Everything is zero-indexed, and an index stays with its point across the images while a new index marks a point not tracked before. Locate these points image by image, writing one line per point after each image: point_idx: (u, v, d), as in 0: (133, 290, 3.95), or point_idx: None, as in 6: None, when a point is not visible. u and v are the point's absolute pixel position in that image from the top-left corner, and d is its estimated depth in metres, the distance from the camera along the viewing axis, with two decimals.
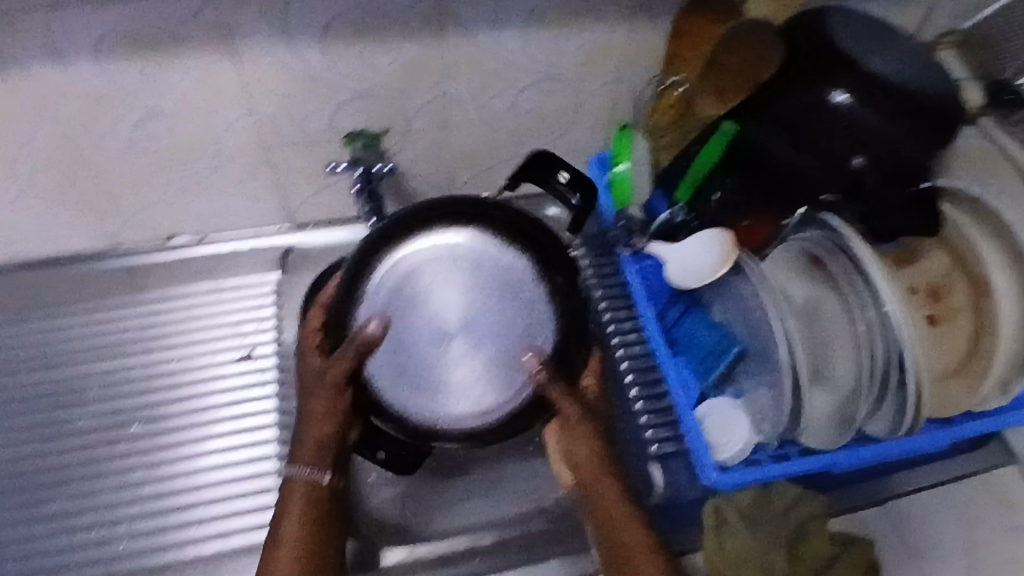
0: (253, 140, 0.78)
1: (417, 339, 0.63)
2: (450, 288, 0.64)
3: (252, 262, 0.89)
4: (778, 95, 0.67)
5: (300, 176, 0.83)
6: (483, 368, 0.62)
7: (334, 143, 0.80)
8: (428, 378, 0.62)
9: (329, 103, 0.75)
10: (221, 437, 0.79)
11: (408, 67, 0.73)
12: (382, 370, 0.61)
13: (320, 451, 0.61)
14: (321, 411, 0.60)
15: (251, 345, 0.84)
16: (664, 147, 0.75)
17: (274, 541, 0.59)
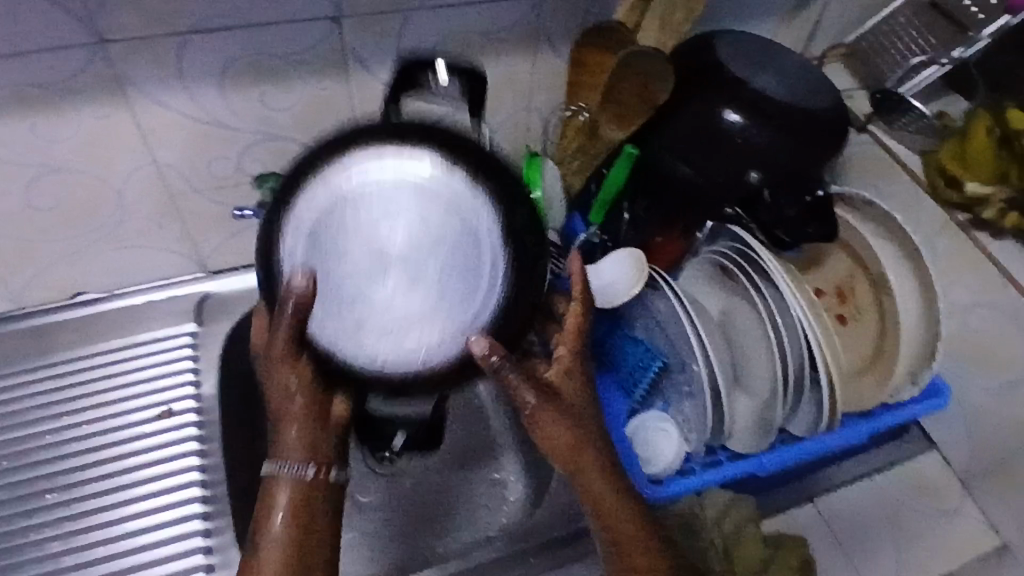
0: (155, 192, 0.76)
1: (343, 282, 0.45)
2: (369, 208, 0.46)
3: (169, 316, 0.85)
4: (677, 122, 0.68)
5: (210, 225, 0.81)
6: (439, 296, 0.45)
7: (241, 189, 0.79)
8: (374, 323, 0.44)
9: (234, 150, 0.74)
10: (140, 499, 0.76)
11: (310, 104, 0.72)
12: (322, 327, 0.45)
13: (302, 442, 0.49)
14: (284, 395, 0.48)
15: (168, 401, 0.81)
16: (575, 171, 0.75)
17: (255, 550, 0.49)
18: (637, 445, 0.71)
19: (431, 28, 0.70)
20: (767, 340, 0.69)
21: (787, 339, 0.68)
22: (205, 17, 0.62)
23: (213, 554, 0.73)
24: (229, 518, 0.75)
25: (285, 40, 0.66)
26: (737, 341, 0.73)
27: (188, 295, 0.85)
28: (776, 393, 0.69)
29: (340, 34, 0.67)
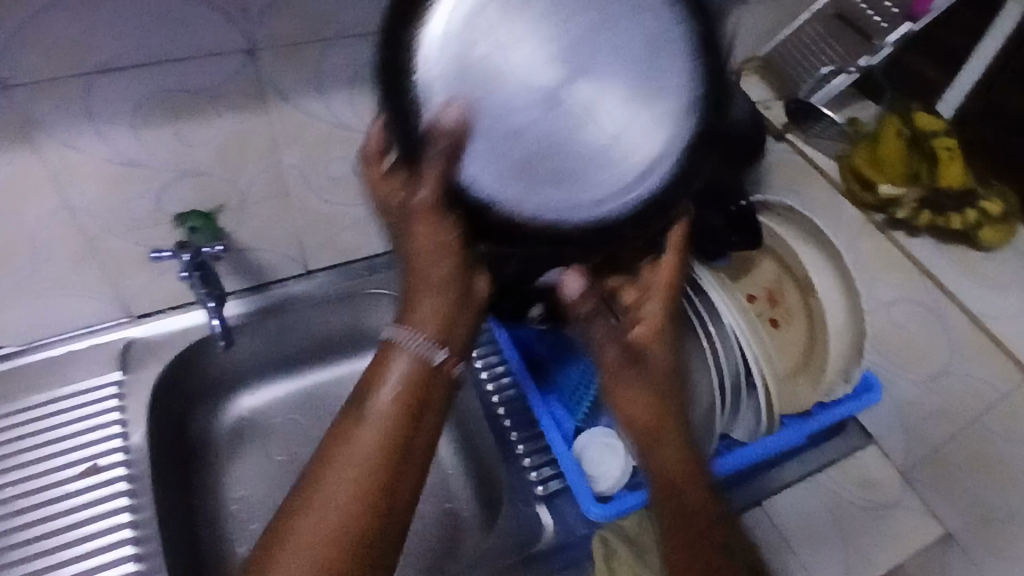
0: (69, 238, 0.72)
1: (529, 109, 0.52)
2: (504, 32, 0.50)
3: (94, 366, 0.81)
4: None
5: (132, 268, 0.78)
6: (621, 125, 0.53)
7: (163, 230, 0.75)
8: (534, 159, 0.53)
9: (152, 190, 0.72)
10: (66, 564, 0.71)
11: (229, 137, 0.70)
12: (477, 165, 0.52)
13: (439, 308, 0.51)
14: (429, 249, 0.51)
15: (95, 456, 0.77)
16: None
17: (361, 407, 0.47)
18: (583, 461, 0.72)
19: (349, 57, 0.69)
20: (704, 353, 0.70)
21: (723, 351, 0.69)
22: (110, 56, 0.60)
23: None
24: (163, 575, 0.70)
25: (197, 74, 0.64)
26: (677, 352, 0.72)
27: (112, 342, 0.82)
28: (716, 405, 0.69)
29: (255, 66, 0.66)
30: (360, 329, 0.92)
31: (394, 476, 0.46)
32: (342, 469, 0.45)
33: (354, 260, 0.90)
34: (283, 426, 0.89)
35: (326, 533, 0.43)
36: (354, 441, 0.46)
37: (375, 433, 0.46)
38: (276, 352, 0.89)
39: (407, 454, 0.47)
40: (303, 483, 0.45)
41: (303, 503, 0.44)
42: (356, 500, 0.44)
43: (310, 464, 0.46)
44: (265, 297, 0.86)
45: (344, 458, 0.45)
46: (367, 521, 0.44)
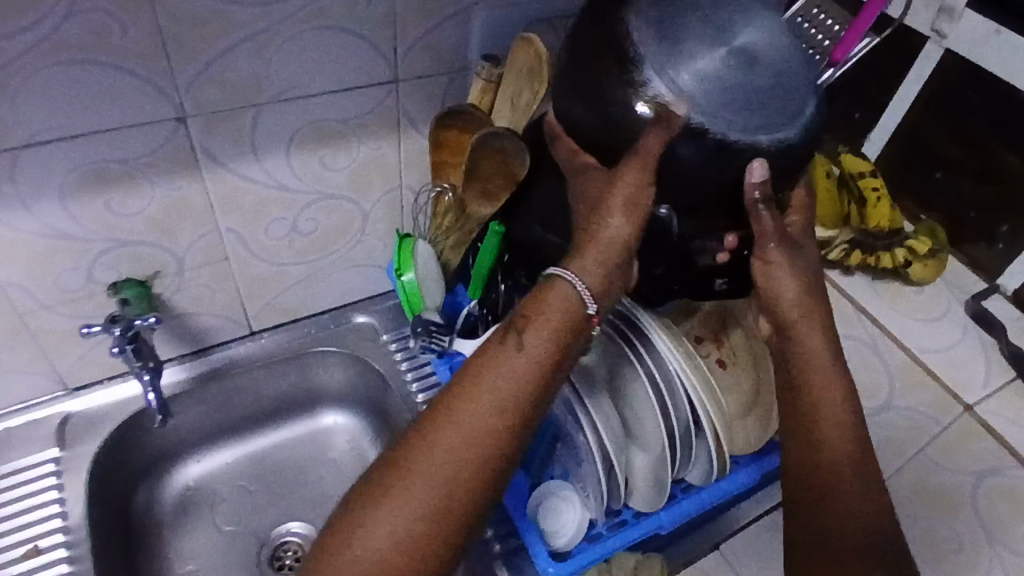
0: None
1: (719, 82, 0.54)
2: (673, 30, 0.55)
3: (27, 445, 0.76)
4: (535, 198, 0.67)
5: (66, 341, 0.74)
6: (781, 87, 0.55)
7: (97, 299, 0.72)
8: (745, 109, 0.54)
9: (86, 260, 0.69)
10: None
11: (165, 201, 0.69)
12: (690, 104, 0.53)
13: (607, 260, 0.55)
14: (615, 236, 0.55)
15: (34, 538, 0.71)
16: (452, 247, 0.78)
17: (513, 344, 0.53)
18: (539, 518, 0.70)
19: (288, 119, 0.69)
20: (652, 403, 0.71)
21: (672, 401, 0.71)
22: (40, 129, 0.59)
23: None
24: None
25: (131, 144, 0.63)
26: (628, 402, 0.73)
27: (48, 419, 0.77)
28: (668, 452, 0.70)
29: (189, 133, 0.65)
30: (308, 387, 0.91)
31: (528, 414, 0.53)
32: (490, 382, 0.53)
33: (298, 319, 0.89)
34: (231, 494, 0.86)
35: (463, 446, 0.51)
36: (501, 375, 0.53)
37: (520, 371, 0.53)
38: (219, 419, 0.86)
39: (540, 397, 0.53)
40: (451, 399, 0.53)
41: (447, 420, 0.52)
42: (494, 429, 0.52)
43: (457, 380, 0.54)
44: (205, 361, 0.84)
45: (492, 386, 0.52)
46: (497, 449, 0.52)
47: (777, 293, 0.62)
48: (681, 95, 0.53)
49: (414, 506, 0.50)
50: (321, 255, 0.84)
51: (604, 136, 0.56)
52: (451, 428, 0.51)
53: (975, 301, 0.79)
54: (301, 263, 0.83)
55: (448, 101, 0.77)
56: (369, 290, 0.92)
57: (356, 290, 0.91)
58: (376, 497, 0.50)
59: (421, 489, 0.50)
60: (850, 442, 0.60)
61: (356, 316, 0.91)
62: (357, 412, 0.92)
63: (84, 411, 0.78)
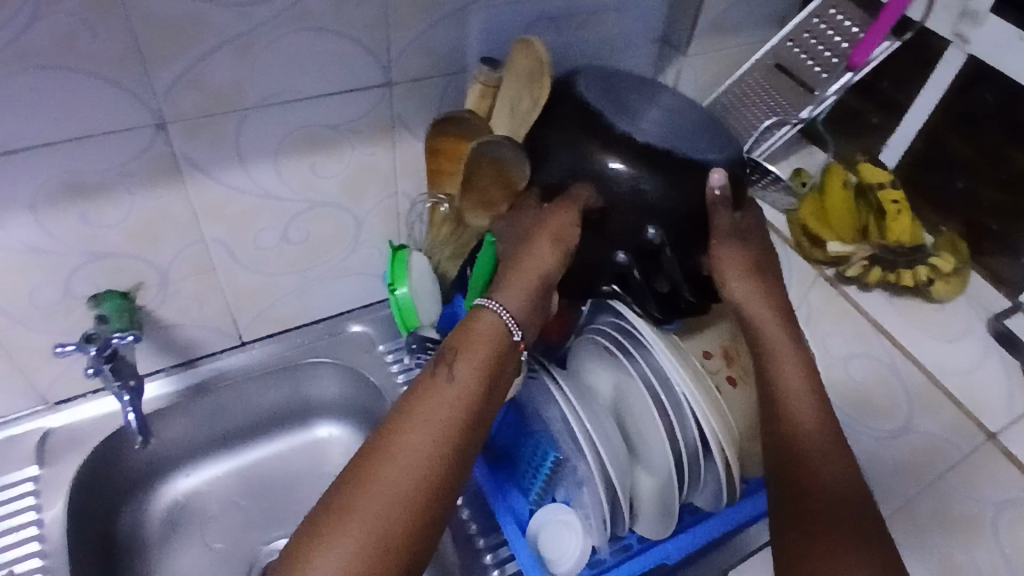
0: None
1: (664, 127, 0.62)
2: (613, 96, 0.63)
3: (7, 463, 0.73)
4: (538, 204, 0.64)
5: (44, 357, 0.71)
6: (710, 128, 0.65)
7: (76, 314, 0.69)
8: (692, 140, 0.62)
9: (61, 273, 0.65)
10: None
11: (146, 212, 0.65)
12: (655, 138, 0.60)
13: (527, 289, 0.58)
14: (539, 265, 0.58)
15: (9, 563, 0.68)
16: (450, 257, 0.76)
17: (445, 376, 0.53)
18: (539, 545, 0.67)
19: (274, 126, 0.65)
20: (657, 418, 0.67)
21: (678, 419, 0.67)
22: (6, 139, 0.55)
23: None
24: None
25: (106, 154, 0.60)
26: (634, 421, 0.70)
27: (27, 435, 0.75)
28: (676, 474, 0.66)
29: (168, 142, 0.62)
30: (301, 399, 0.87)
31: (467, 435, 0.52)
32: (428, 410, 0.51)
33: (290, 329, 0.86)
34: (220, 510, 0.83)
35: (407, 477, 0.48)
36: (436, 405, 0.51)
37: (454, 401, 0.52)
38: (207, 432, 0.83)
39: (475, 421, 0.53)
40: (386, 435, 0.50)
41: (382, 456, 0.49)
42: (432, 459, 0.49)
43: (393, 412, 0.52)
44: (193, 373, 0.81)
45: (425, 416, 0.51)
46: (437, 479, 0.49)
47: (736, 284, 0.63)
48: (645, 133, 0.60)
49: (353, 547, 0.46)
50: (313, 265, 0.80)
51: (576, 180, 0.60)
52: (393, 459, 0.49)
53: (999, 320, 0.71)
54: (290, 274, 0.79)
55: (445, 106, 0.73)
56: (364, 299, 0.89)
57: (350, 299, 0.88)
58: (310, 547, 0.46)
59: (360, 528, 0.46)
60: (820, 416, 0.60)
61: (352, 325, 0.88)
62: (351, 423, 0.89)
63: (65, 427, 0.76)
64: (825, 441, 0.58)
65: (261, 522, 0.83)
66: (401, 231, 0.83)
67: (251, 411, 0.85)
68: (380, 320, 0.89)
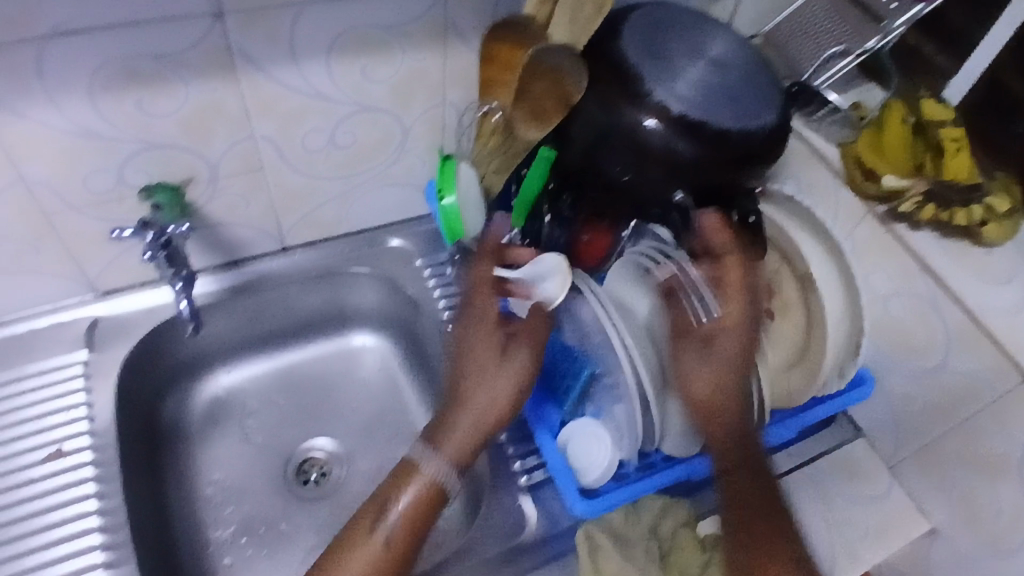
0: (21, 213, 0.66)
1: (705, 82, 0.64)
2: (666, 44, 0.66)
3: (58, 346, 0.76)
4: (587, 126, 0.64)
5: (94, 245, 0.73)
6: (759, 74, 0.67)
7: (126, 205, 0.70)
8: (730, 97, 0.64)
9: (115, 163, 0.66)
10: (26, 551, 0.65)
11: (199, 105, 0.65)
12: (688, 105, 0.61)
13: (466, 437, 0.65)
14: (488, 402, 0.65)
15: (60, 440, 0.71)
16: (495, 172, 0.74)
17: (376, 523, 0.61)
18: (570, 453, 0.69)
19: (328, 22, 0.64)
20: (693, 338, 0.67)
21: None
22: (65, 18, 0.55)
23: None
24: (133, 565, 0.65)
25: (162, 40, 0.59)
26: None
27: (77, 321, 0.77)
28: (711, 394, 0.66)
29: (224, 32, 0.61)
30: (338, 307, 0.89)
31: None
32: (360, 555, 0.60)
33: (331, 238, 0.87)
34: (258, 407, 0.86)
35: None
36: (361, 559, 0.60)
37: (383, 552, 0.60)
38: (248, 332, 0.85)
39: (401, 566, 0.61)
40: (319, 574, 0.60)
41: None
42: None
43: (330, 554, 0.60)
44: (236, 274, 0.82)
45: (354, 565, 0.59)
46: None
47: (683, 391, 0.66)
48: (692, 86, 0.63)
49: None
50: (357, 173, 0.80)
51: (610, 136, 0.63)
52: None
53: None
54: (334, 181, 0.80)
55: (499, 12, 0.71)
56: (404, 212, 0.89)
57: (390, 211, 0.88)
58: None
59: None
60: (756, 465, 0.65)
61: (391, 239, 0.89)
62: (387, 334, 0.91)
63: (112, 316, 0.78)
64: (754, 492, 0.64)
65: (297, 420, 0.86)
66: (447, 143, 0.82)
67: (289, 316, 0.87)
68: (421, 234, 0.90)
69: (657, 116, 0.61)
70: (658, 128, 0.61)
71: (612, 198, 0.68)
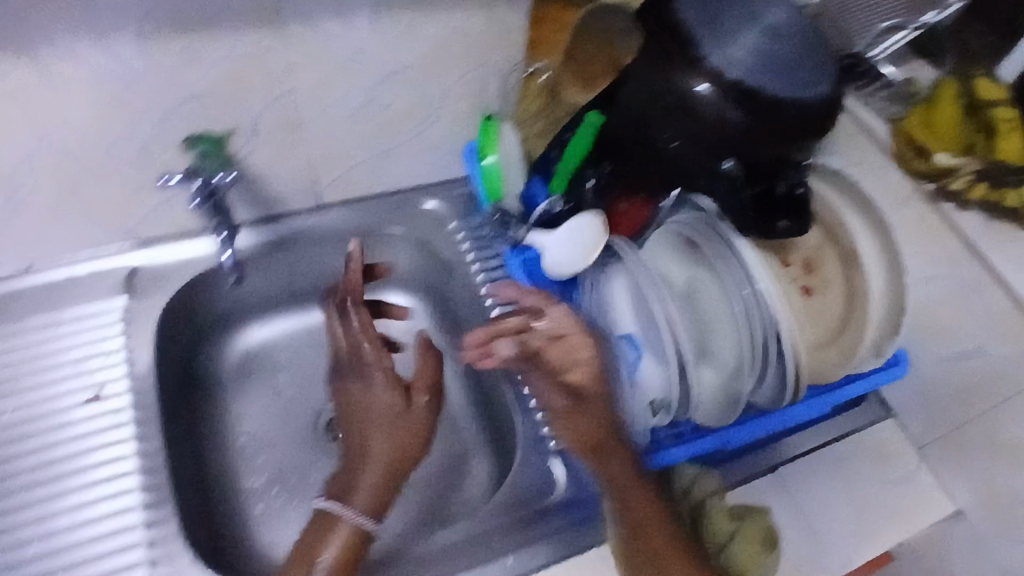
0: (67, 156, 0.66)
1: (763, 48, 0.61)
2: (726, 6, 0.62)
3: (97, 292, 0.76)
4: (643, 88, 0.63)
5: (134, 193, 0.73)
6: (822, 38, 0.63)
7: (168, 153, 0.70)
8: (787, 65, 0.60)
9: (160, 111, 0.66)
10: (69, 490, 0.67)
11: (245, 55, 0.65)
12: (744, 71, 0.59)
13: (378, 487, 0.66)
14: (390, 450, 0.68)
15: (99, 384, 0.72)
16: (536, 135, 0.77)
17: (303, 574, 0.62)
18: None
19: None
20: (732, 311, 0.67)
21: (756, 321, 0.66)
22: None
23: (155, 547, 0.64)
24: (171, 508, 0.67)
25: None
26: (701, 316, 0.70)
27: (116, 269, 0.77)
28: (751, 368, 0.66)
29: None
30: (370, 267, 0.89)
31: None
32: None
33: (368, 196, 0.86)
34: (290, 362, 0.87)
35: None
36: None
37: None
38: (283, 288, 0.86)
39: None
40: None
41: None
42: None
43: None
44: (274, 229, 0.82)
45: None
46: None
47: (564, 436, 0.70)
48: (745, 55, 0.60)
49: None
50: (396, 131, 0.80)
51: (662, 100, 0.62)
52: None
53: None
54: (373, 138, 0.79)
55: None
56: (441, 174, 0.89)
57: (427, 172, 0.87)
58: None
59: None
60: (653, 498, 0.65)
61: (426, 200, 0.88)
62: (418, 296, 0.91)
63: (151, 265, 0.78)
64: (656, 521, 0.64)
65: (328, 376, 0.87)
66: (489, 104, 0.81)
67: (322, 274, 0.87)
68: (457, 196, 0.89)
69: (711, 81, 0.59)
70: (711, 93, 0.60)
71: (658, 165, 0.67)
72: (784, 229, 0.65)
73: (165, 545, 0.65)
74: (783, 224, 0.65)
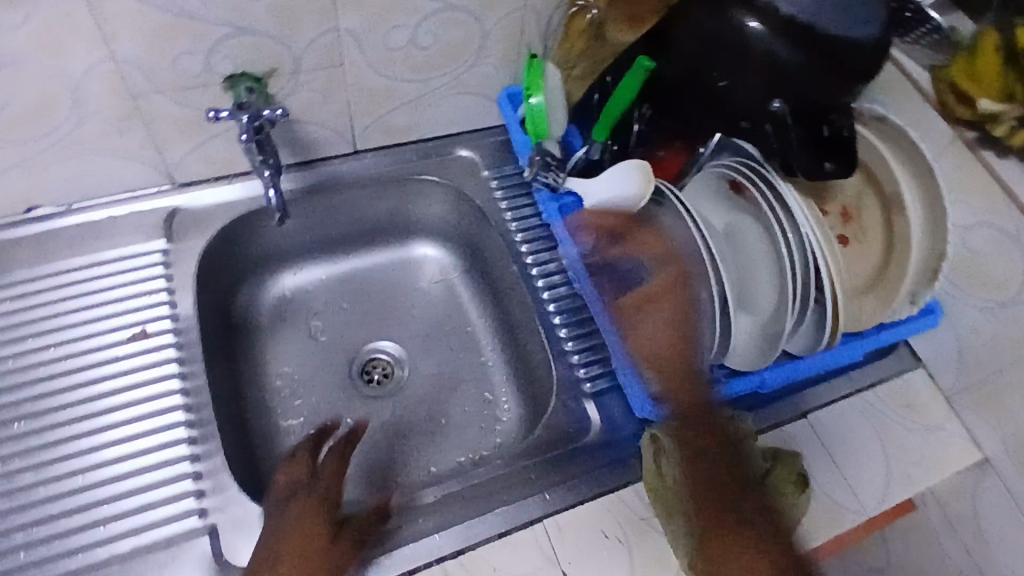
0: (112, 92, 0.67)
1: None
2: None
3: (137, 232, 0.77)
4: (694, 27, 0.64)
5: (176, 133, 0.73)
6: None
7: (211, 92, 0.70)
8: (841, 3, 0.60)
9: (204, 48, 0.66)
10: (116, 421, 0.68)
11: None
12: (798, 9, 0.60)
13: None
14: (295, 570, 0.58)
15: (142, 322, 0.73)
16: (577, 77, 0.77)
17: None
18: None
19: None
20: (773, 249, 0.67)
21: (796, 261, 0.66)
22: None
23: (203, 479, 0.66)
24: (217, 442, 0.68)
25: None
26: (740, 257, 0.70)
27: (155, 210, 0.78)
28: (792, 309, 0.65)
29: None
30: (403, 216, 0.89)
31: None
32: None
33: (402, 144, 0.86)
34: (324, 308, 0.88)
35: None
36: None
37: None
38: (317, 234, 0.87)
39: None
40: None
41: None
42: None
43: None
44: (310, 174, 0.82)
45: None
46: None
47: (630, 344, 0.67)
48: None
49: None
50: (435, 77, 0.79)
51: (711, 40, 0.63)
52: None
53: None
54: (410, 83, 0.79)
55: None
56: (475, 123, 0.89)
57: (462, 121, 0.87)
58: None
59: None
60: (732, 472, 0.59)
61: (460, 149, 0.88)
62: (450, 245, 0.91)
63: (189, 207, 0.79)
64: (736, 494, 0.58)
65: (359, 323, 0.88)
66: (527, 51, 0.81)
67: (356, 221, 0.87)
68: (491, 145, 0.89)
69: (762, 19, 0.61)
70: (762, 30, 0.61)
71: (705, 107, 0.67)
72: (828, 171, 0.64)
73: (211, 477, 0.66)
74: (829, 164, 0.64)
